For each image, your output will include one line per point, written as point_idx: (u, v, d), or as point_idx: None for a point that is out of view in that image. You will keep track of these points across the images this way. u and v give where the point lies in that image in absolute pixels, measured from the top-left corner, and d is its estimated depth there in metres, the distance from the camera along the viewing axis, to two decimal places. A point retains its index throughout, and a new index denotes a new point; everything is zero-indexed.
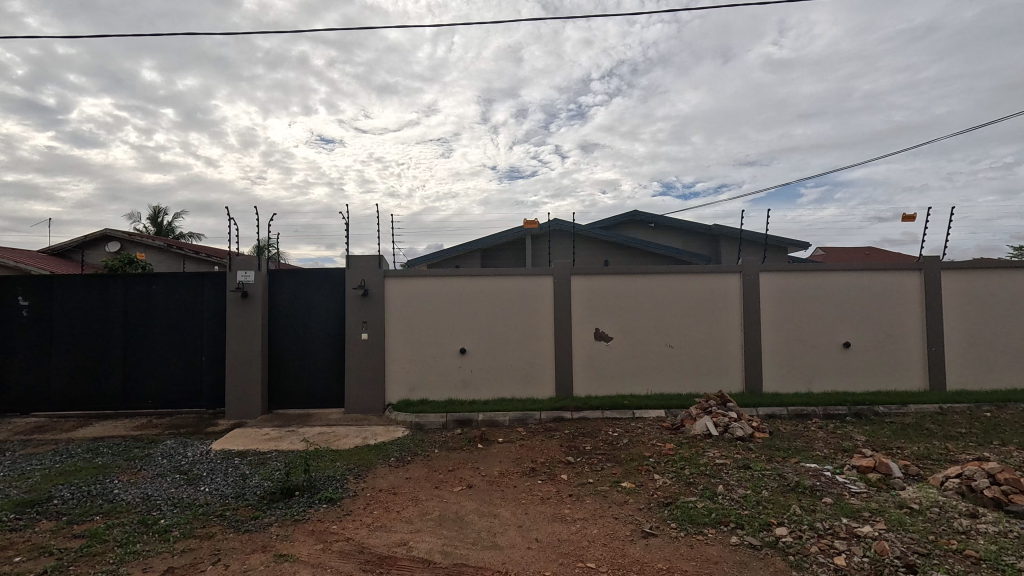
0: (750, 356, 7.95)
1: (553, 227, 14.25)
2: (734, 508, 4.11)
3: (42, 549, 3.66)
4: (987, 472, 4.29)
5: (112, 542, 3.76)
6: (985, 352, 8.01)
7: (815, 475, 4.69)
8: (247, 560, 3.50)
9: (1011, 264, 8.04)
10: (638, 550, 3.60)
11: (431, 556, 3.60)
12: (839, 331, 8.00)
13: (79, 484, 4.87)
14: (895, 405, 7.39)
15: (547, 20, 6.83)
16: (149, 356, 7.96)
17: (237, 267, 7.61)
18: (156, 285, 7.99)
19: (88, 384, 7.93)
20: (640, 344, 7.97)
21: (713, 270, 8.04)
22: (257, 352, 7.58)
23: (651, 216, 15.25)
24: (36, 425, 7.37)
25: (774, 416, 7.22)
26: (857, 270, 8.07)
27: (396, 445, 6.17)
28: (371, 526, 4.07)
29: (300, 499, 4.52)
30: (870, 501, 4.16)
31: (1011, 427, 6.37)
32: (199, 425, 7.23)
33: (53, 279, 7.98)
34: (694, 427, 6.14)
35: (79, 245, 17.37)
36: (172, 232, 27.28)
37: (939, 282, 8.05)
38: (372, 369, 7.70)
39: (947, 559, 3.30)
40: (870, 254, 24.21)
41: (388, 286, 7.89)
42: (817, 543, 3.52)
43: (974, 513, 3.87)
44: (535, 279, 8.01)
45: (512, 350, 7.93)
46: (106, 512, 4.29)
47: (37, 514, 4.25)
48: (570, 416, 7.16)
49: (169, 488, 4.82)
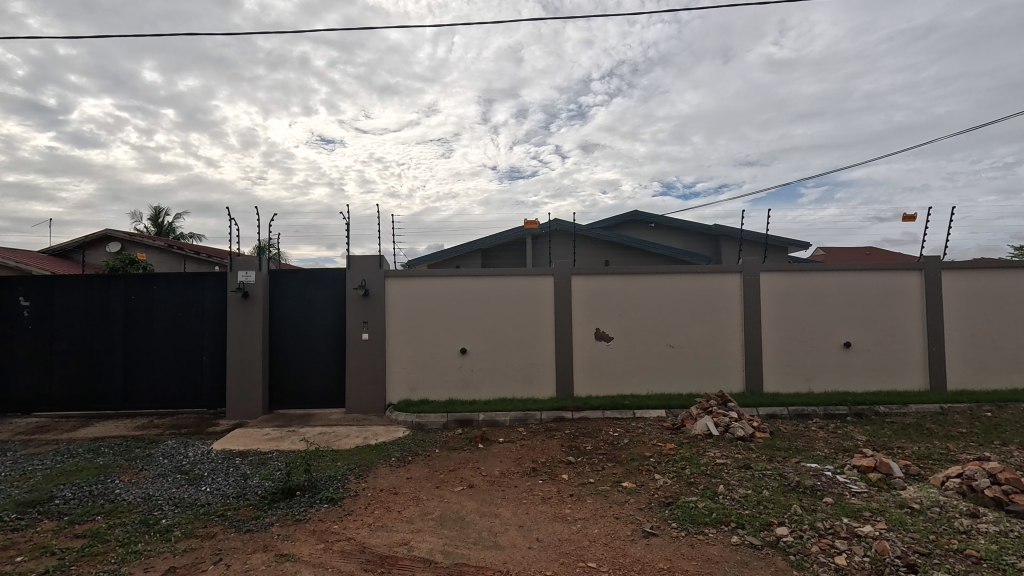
0: (750, 356, 7.95)
1: (553, 227, 14.25)
2: (735, 507, 4.11)
3: (43, 549, 3.67)
4: (988, 472, 4.28)
5: (113, 542, 3.77)
6: (986, 352, 8.01)
7: (816, 475, 4.69)
8: (247, 560, 3.50)
9: (1012, 264, 8.04)
10: (639, 550, 3.61)
11: (431, 556, 3.60)
12: (839, 331, 8.00)
13: (81, 484, 4.88)
14: (896, 405, 7.39)
15: (547, 20, 6.83)
16: (149, 356, 7.98)
17: (237, 267, 7.63)
18: (156, 286, 8.00)
19: (88, 384, 7.94)
20: (640, 343, 7.98)
21: (713, 270, 8.05)
22: (257, 353, 7.59)
23: (651, 216, 15.26)
24: (37, 425, 7.38)
25: (774, 416, 7.23)
26: (858, 270, 8.07)
27: (396, 445, 6.18)
28: (371, 526, 4.07)
29: (301, 499, 4.53)
30: (871, 501, 4.16)
31: (1012, 427, 6.37)
32: (200, 425, 7.24)
33: (53, 279, 7.99)
34: (695, 428, 6.14)
35: (79, 245, 17.37)
36: (172, 232, 27.30)
37: (939, 282, 8.05)
38: (372, 369, 7.71)
39: (947, 559, 3.30)
40: (871, 254, 24.15)
41: (388, 286, 7.90)
42: (817, 543, 3.53)
43: (975, 513, 3.87)
44: (535, 279, 8.02)
45: (512, 350, 7.93)
46: (107, 511, 4.29)
47: (38, 514, 4.26)
48: (570, 416, 7.17)
49: (170, 488, 4.83)
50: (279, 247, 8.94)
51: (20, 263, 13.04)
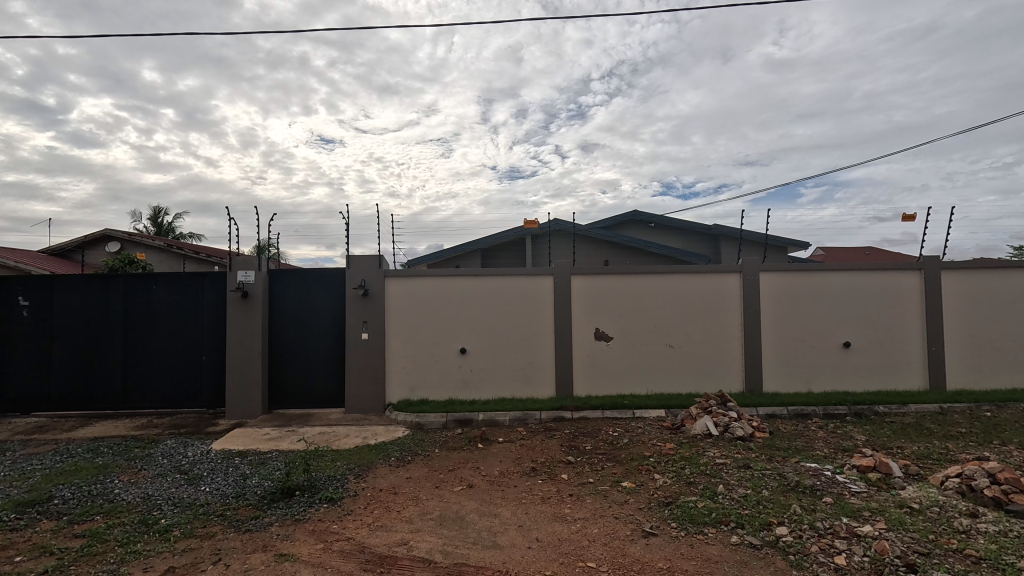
0: (750, 356, 7.95)
1: (553, 227, 14.24)
2: (735, 507, 4.11)
3: (42, 548, 3.67)
4: (987, 472, 4.28)
5: (112, 542, 3.77)
6: (986, 352, 8.01)
7: (815, 475, 4.69)
8: (247, 560, 3.50)
9: (1012, 264, 8.04)
10: (639, 549, 3.60)
11: (431, 556, 3.60)
12: (839, 331, 8.01)
13: (80, 484, 4.88)
14: (896, 405, 7.39)
15: (547, 19, 6.86)
16: (149, 356, 7.97)
17: (237, 267, 7.62)
18: (156, 285, 7.99)
19: (87, 384, 7.93)
20: (640, 343, 7.97)
21: (713, 270, 8.05)
22: (257, 353, 7.59)
23: (651, 216, 15.26)
24: (36, 424, 7.37)
25: (774, 416, 7.22)
26: (858, 270, 8.07)
27: (396, 445, 6.17)
28: (371, 526, 4.06)
29: (301, 498, 4.53)
30: (871, 500, 4.16)
31: (1012, 427, 6.37)
32: (199, 425, 7.23)
33: (53, 278, 7.99)
34: (694, 427, 6.14)
35: (79, 245, 17.37)
36: (172, 232, 27.27)
37: (939, 282, 8.05)
38: (372, 369, 7.71)
39: (947, 559, 3.29)
40: (871, 254, 24.15)
41: (388, 286, 7.90)
42: (816, 543, 3.52)
43: (975, 512, 3.87)
44: (535, 279, 8.02)
45: (512, 350, 7.93)
46: (107, 511, 4.29)
47: (38, 514, 4.26)
48: (570, 416, 7.16)
49: (170, 488, 4.82)
50: (279, 246, 8.94)
51: (20, 262, 13.03)
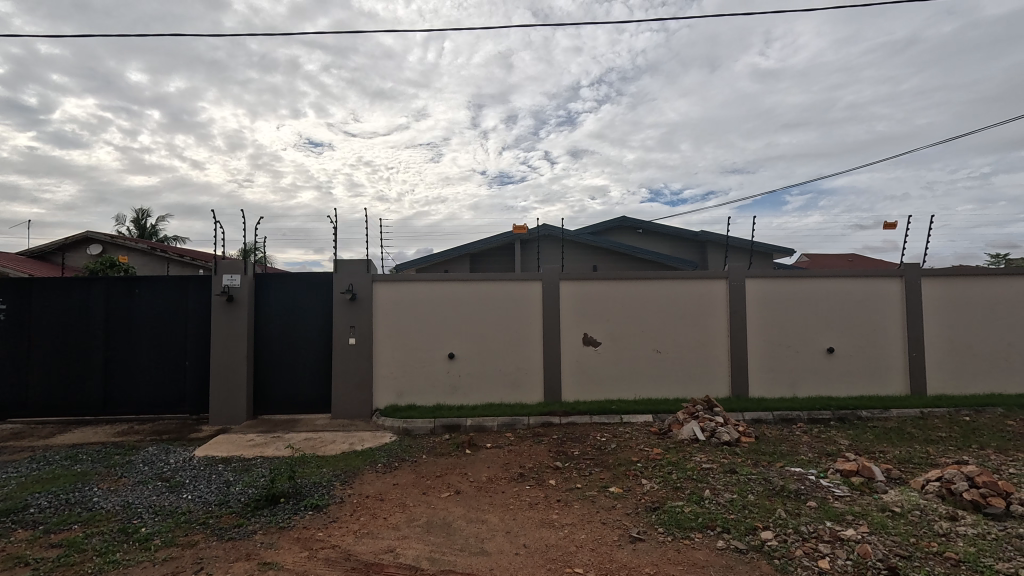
0: (736, 361, 8.04)
1: (542, 232, 14.37)
2: (721, 512, 4.15)
3: (16, 559, 3.57)
4: (967, 476, 4.33)
5: (90, 552, 3.68)
6: (966, 358, 8.17)
7: (799, 479, 4.73)
8: (230, 568, 3.45)
9: (986, 272, 8.23)
10: (626, 554, 3.61)
11: (418, 562, 3.57)
12: (824, 336, 8.12)
13: (57, 492, 4.76)
14: (877, 410, 7.50)
15: None
16: (131, 361, 7.83)
17: (223, 271, 7.55)
18: (138, 289, 7.86)
19: (66, 389, 7.76)
20: (629, 348, 8.01)
21: (700, 275, 8.13)
22: (242, 357, 7.51)
23: (639, 222, 15.47)
24: (12, 431, 7.19)
25: (760, 421, 7.30)
26: (842, 277, 8.18)
27: (383, 451, 6.14)
28: (356, 533, 4.02)
29: (285, 506, 4.46)
30: (853, 504, 4.22)
31: (991, 431, 6.49)
32: (183, 432, 7.11)
33: (34, 281, 7.83)
34: (682, 432, 6.19)
35: (59, 246, 17.05)
36: (155, 236, 27.04)
37: (919, 289, 8.20)
38: (359, 374, 7.65)
39: (927, 562, 3.35)
40: (853, 260, 24.75)
41: (376, 291, 7.86)
42: (801, 547, 3.56)
43: (954, 515, 3.94)
44: (525, 284, 8.03)
45: (501, 355, 7.92)
46: (85, 520, 4.20)
47: (13, 523, 4.15)
48: (558, 421, 7.18)
49: (150, 496, 4.73)
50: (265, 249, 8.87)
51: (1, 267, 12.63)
